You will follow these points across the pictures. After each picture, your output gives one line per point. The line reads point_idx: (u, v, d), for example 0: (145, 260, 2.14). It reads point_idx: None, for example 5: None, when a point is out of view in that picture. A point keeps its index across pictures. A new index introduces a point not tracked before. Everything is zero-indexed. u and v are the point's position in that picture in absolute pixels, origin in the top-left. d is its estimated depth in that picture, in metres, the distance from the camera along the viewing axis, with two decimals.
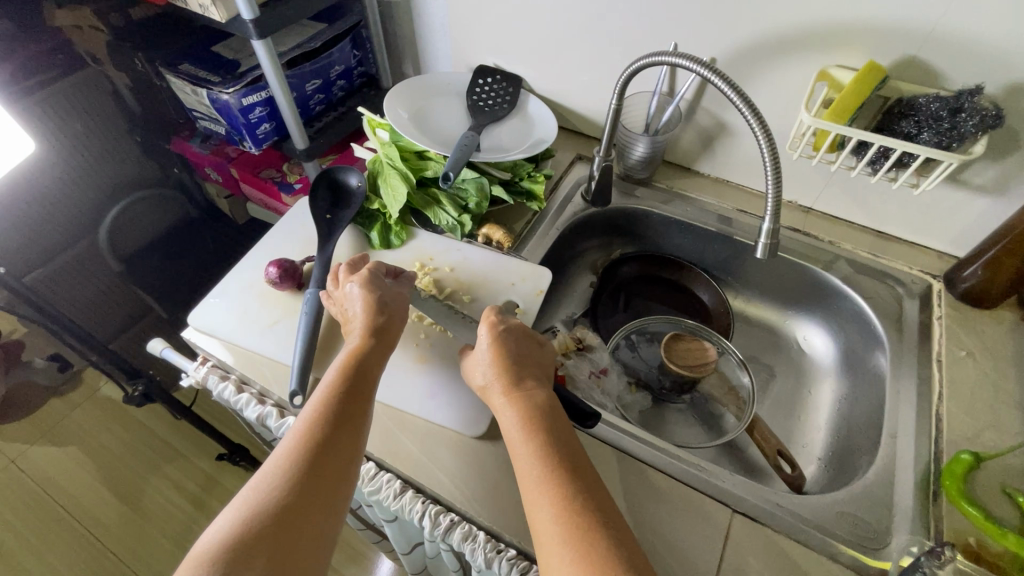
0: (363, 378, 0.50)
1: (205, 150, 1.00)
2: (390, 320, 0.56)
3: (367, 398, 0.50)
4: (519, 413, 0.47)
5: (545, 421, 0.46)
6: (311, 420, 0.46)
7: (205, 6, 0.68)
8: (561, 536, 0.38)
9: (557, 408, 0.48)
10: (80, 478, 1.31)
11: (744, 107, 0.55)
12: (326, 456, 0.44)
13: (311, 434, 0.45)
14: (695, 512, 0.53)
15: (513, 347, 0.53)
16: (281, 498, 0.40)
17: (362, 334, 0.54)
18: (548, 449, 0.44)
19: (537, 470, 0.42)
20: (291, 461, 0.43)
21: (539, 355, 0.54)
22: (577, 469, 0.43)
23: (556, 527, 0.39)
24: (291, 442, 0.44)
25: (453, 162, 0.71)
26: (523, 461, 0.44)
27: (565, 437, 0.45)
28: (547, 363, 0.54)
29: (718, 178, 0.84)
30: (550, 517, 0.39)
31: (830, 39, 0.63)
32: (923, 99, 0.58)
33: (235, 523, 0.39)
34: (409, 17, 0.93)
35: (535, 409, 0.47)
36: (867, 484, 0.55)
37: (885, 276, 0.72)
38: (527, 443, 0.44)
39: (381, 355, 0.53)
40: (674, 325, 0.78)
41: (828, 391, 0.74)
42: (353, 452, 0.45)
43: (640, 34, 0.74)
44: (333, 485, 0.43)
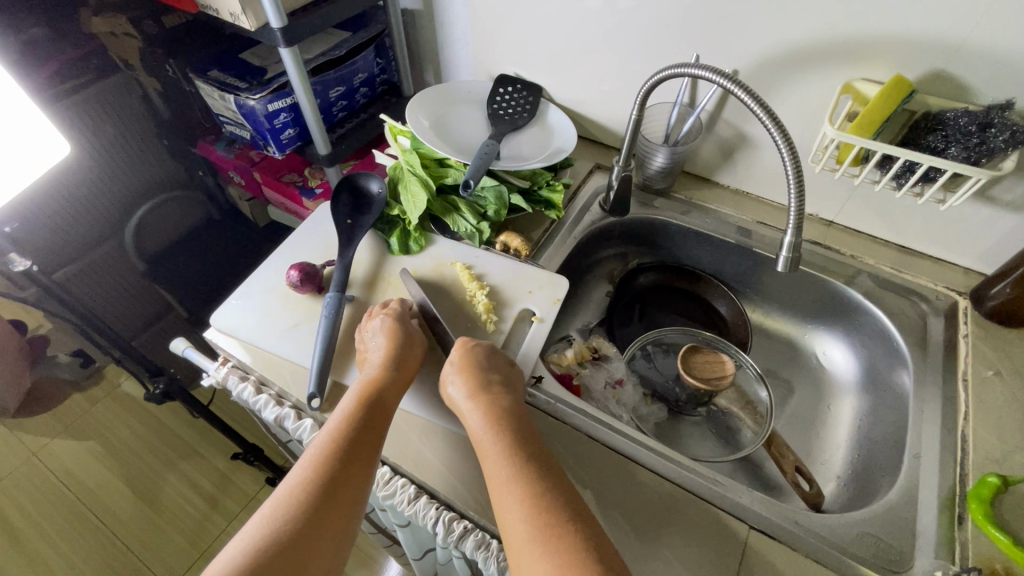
0: (379, 401, 0.51)
1: (229, 153, 1.02)
2: (411, 354, 0.56)
3: (385, 424, 0.51)
4: (482, 416, 0.49)
5: (508, 426, 0.48)
6: (327, 442, 0.47)
7: (235, 15, 0.69)
8: (530, 534, 0.40)
9: (521, 415, 0.50)
10: (98, 472, 1.33)
11: (766, 118, 0.55)
12: (341, 475, 0.45)
13: (327, 454, 0.46)
14: (712, 527, 0.52)
15: (479, 360, 0.56)
16: (296, 517, 0.42)
17: (383, 365, 0.54)
18: (514, 450, 0.46)
19: (502, 473, 0.44)
20: (306, 480, 0.44)
21: (503, 366, 0.57)
22: (543, 471, 0.45)
23: (524, 522, 0.41)
24: (307, 464, 0.46)
25: (473, 171, 0.72)
26: (488, 464, 0.46)
27: (528, 441, 0.48)
28: (511, 376, 0.56)
29: (737, 190, 0.83)
30: (519, 520, 0.41)
31: (854, 52, 0.62)
32: (951, 113, 0.57)
33: (248, 548, 0.40)
34: (432, 27, 0.94)
35: (499, 414, 0.49)
36: (890, 505, 0.54)
37: (909, 292, 0.71)
38: (492, 448, 0.46)
39: (400, 385, 0.54)
40: (691, 336, 0.77)
41: (848, 407, 0.73)
42: (365, 472, 0.47)
43: (662, 45, 0.74)
44: (346, 500, 0.45)
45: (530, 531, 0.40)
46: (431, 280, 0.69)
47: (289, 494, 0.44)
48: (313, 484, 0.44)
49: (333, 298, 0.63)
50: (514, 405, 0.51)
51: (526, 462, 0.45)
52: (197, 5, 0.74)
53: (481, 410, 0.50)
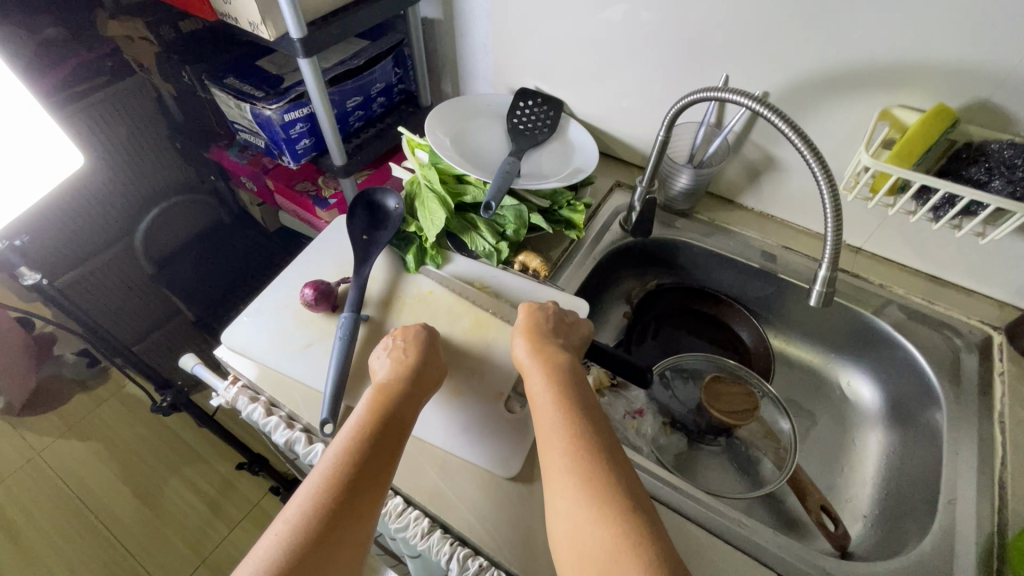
0: (396, 411, 0.50)
1: (242, 159, 1.01)
2: (429, 369, 0.56)
3: (402, 436, 0.49)
4: (544, 374, 0.50)
5: (570, 387, 0.49)
6: (342, 455, 0.45)
7: (254, 25, 0.67)
8: (579, 496, 0.40)
9: (582, 377, 0.51)
10: (101, 474, 1.32)
11: (802, 145, 0.53)
12: (357, 487, 0.44)
13: (343, 466, 0.45)
14: (737, 573, 0.50)
15: (543, 323, 0.57)
16: (312, 533, 0.40)
17: (399, 377, 0.53)
18: (570, 412, 0.46)
19: (558, 430, 0.45)
20: (321, 493, 0.43)
21: (567, 331, 0.57)
22: (600, 435, 0.45)
23: (575, 477, 0.41)
24: (321, 478, 0.44)
25: (493, 191, 0.69)
26: (545, 422, 0.46)
27: (589, 405, 0.47)
28: (576, 336, 0.57)
29: (762, 213, 0.81)
30: (572, 479, 0.41)
31: (893, 77, 0.60)
32: (994, 144, 0.56)
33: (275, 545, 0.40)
34: (452, 37, 0.93)
35: (560, 375, 0.50)
36: (924, 555, 0.52)
37: (941, 325, 0.69)
38: (549, 403, 0.47)
39: (416, 398, 0.53)
40: (713, 364, 0.74)
41: (874, 442, 0.71)
42: (380, 486, 0.45)
43: (690, 64, 0.72)
44: (363, 513, 0.43)
45: (581, 492, 0.40)
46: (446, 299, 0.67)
47: (304, 509, 0.42)
48: (327, 499, 0.42)
49: (348, 318, 0.61)
50: (575, 367, 0.51)
51: (584, 423, 0.45)
52: (217, 13, 0.72)
53: (543, 366, 0.51)
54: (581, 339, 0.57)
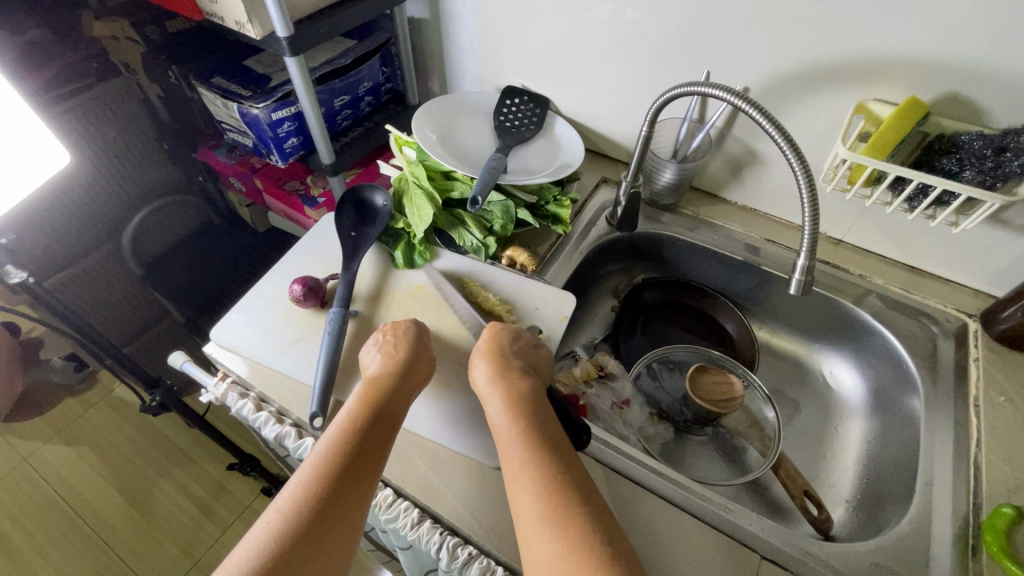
0: (384, 406, 0.50)
1: (230, 160, 1.01)
2: (421, 363, 0.56)
3: (391, 432, 0.50)
4: (504, 402, 0.50)
5: (530, 415, 0.49)
6: (330, 451, 0.46)
7: (241, 24, 0.68)
8: (544, 523, 0.41)
9: (543, 403, 0.51)
10: (90, 479, 1.31)
11: (780, 138, 0.54)
12: (343, 488, 0.43)
13: (329, 464, 0.45)
14: (721, 555, 0.51)
15: (503, 345, 0.57)
16: (294, 534, 0.40)
17: (390, 373, 0.53)
18: (533, 440, 0.47)
19: (522, 459, 0.45)
20: (306, 494, 0.43)
21: (529, 352, 0.57)
22: (564, 459, 0.46)
23: (537, 504, 0.42)
24: (309, 475, 0.44)
25: (480, 186, 0.70)
26: (508, 452, 0.47)
27: (552, 431, 0.48)
28: (536, 359, 0.57)
29: (745, 206, 0.82)
30: (536, 508, 0.42)
31: (868, 72, 0.62)
32: (965, 136, 0.57)
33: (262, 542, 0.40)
34: (439, 36, 0.93)
35: (521, 401, 0.50)
36: (903, 535, 0.53)
37: (919, 314, 0.70)
38: (511, 431, 0.48)
39: (406, 393, 0.53)
40: (698, 355, 0.76)
41: (856, 429, 0.72)
42: (367, 483, 0.45)
43: (672, 60, 0.73)
44: (349, 512, 0.43)
45: (546, 520, 0.41)
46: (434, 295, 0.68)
47: (288, 510, 0.42)
48: (312, 498, 0.42)
49: (336, 313, 0.62)
50: (538, 392, 0.52)
51: (546, 450, 0.46)
52: (203, 12, 0.72)
53: (502, 393, 0.51)
54: (545, 359, 0.58)
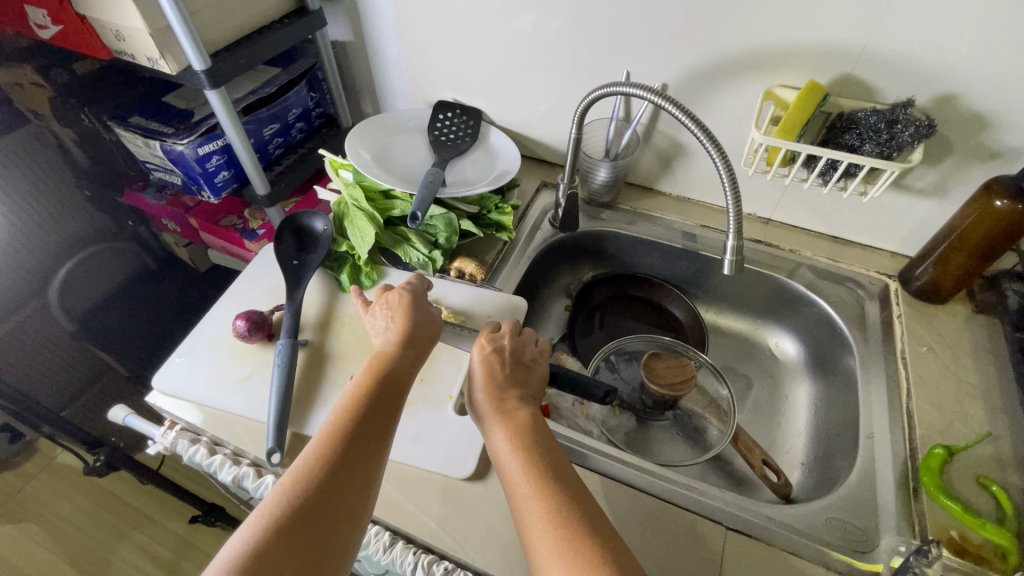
0: (394, 373, 0.48)
1: (160, 201, 0.98)
2: (428, 333, 0.54)
3: (400, 399, 0.48)
4: (507, 431, 0.47)
5: (535, 443, 0.46)
6: (340, 417, 0.44)
7: (153, 60, 0.66)
8: (554, 551, 0.38)
9: (545, 429, 0.48)
10: (36, 557, 1.21)
11: (697, 131, 0.57)
12: (350, 470, 0.41)
13: (339, 440, 0.42)
14: (690, 532, 0.53)
15: (499, 367, 0.53)
16: (308, 497, 0.38)
17: (396, 343, 0.51)
18: (536, 467, 0.44)
19: (530, 486, 0.42)
20: (313, 461, 0.40)
21: (523, 379, 0.54)
22: (570, 488, 0.43)
23: (548, 536, 0.39)
24: (318, 439, 0.42)
25: (419, 201, 0.70)
26: (514, 480, 0.44)
27: (559, 461, 0.45)
28: (532, 384, 0.54)
29: (679, 196, 0.86)
30: (546, 538, 0.39)
31: (771, 61, 0.66)
32: (861, 112, 0.62)
33: (268, 518, 0.37)
34: (366, 58, 0.94)
35: (525, 430, 0.47)
36: (852, 488, 0.56)
37: (846, 280, 0.75)
38: (517, 460, 0.44)
39: (412, 361, 0.51)
40: (651, 342, 0.79)
41: (803, 394, 0.76)
42: (381, 447, 0.44)
43: (594, 64, 0.76)
44: (364, 474, 0.41)
45: (557, 549, 0.38)
46: None
47: (297, 473, 0.39)
48: (323, 460, 0.40)
49: (285, 345, 0.61)
50: (538, 420, 0.49)
51: (553, 477, 0.43)
52: (112, 51, 0.70)
53: (503, 421, 0.48)
54: (538, 379, 0.55)
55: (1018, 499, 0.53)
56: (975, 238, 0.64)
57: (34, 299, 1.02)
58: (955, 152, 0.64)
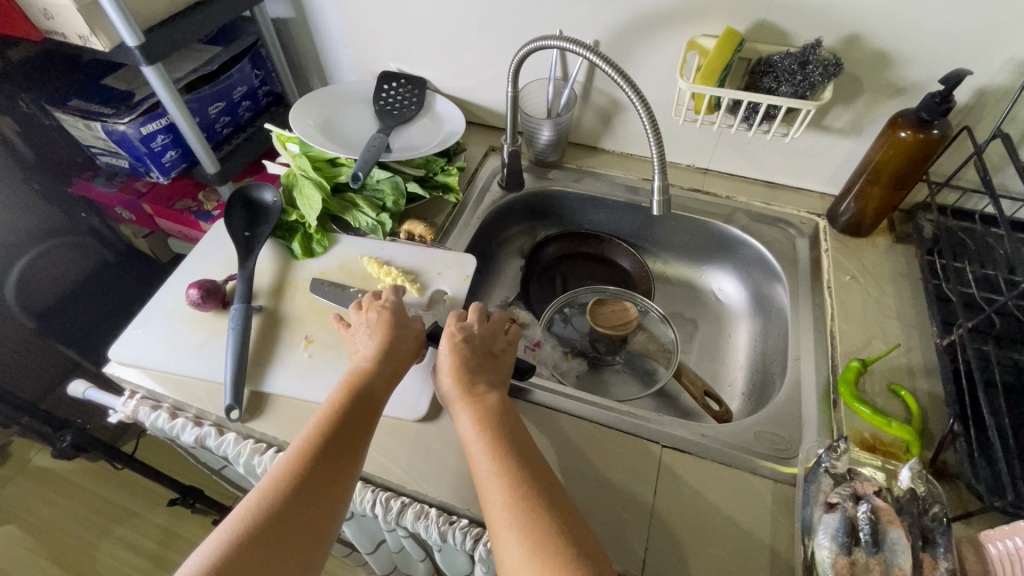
0: (368, 391, 0.51)
1: (111, 188, 0.98)
2: (406, 345, 0.56)
3: (375, 413, 0.50)
4: (473, 416, 0.50)
5: (499, 426, 0.49)
6: (312, 432, 0.46)
7: (84, 37, 0.66)
8: (511, 526, 0.41)
9: (510, 415, 0.51)
10: (18, 557, 1.22)
11: (621, 80, 0.60)
12: (322, 477, 0.44)
13: (311, 449, 0.45)
14: (631, 453, 0.57)
15: (468, 356, 0.56)
16: (281, 502, 0.41)
17: (373, 359, 0.53)
18: (498, 449, 0.47)
19: (493, 467, 0.45)
20: (287, 471, 0.43)
21: (493, 367, 0.57)
22: (533, 469, 0.46)
23: (507, 513, 0.42)
24: (290, 452, 0.45)
25: (362, 164, 0.72)
26: (478, 461, 0.47)
27: (524, 444, 0.48)
28: (498, 370, 0.57)
29: (623, 153, 0.89)
30: (505, 514, 0.42)
31: (692, 11, 0.69)
32: (777, 56, 0.65)
33: (245, 520, 0.40)
34: (308, 32, 0.94)
35: (489, 415, 0.50)
36: (780, 404, 0.61)
37: (779, 221, 0.80)
38: (481, 444, 0.48)
39: (389, 377, 0.53)
40: (599, 293, 0.82)
41: (744, 331, 0.80)
42: (353, 457, 0.46)
43: (528, 24, 0.78)
44: (337, 481, 0.44)
45: (514, 523, 0.41)
46: (359, 269, 0.71)
47: (268, 485, 0.42)
48: (294, 471, 0.43)
49: (238, 309, 0.62)
50: (505, 406, 0.52)
51: (516, 458, 0.46)
52: (42, 31, 0.70)
53: (469, 404, 0.51)
54: (503, 367, 0.58)
55: (925, 401, 0.58)
56: (888, 169, 0.68)
57: None
58: (866, 90, 0.68)
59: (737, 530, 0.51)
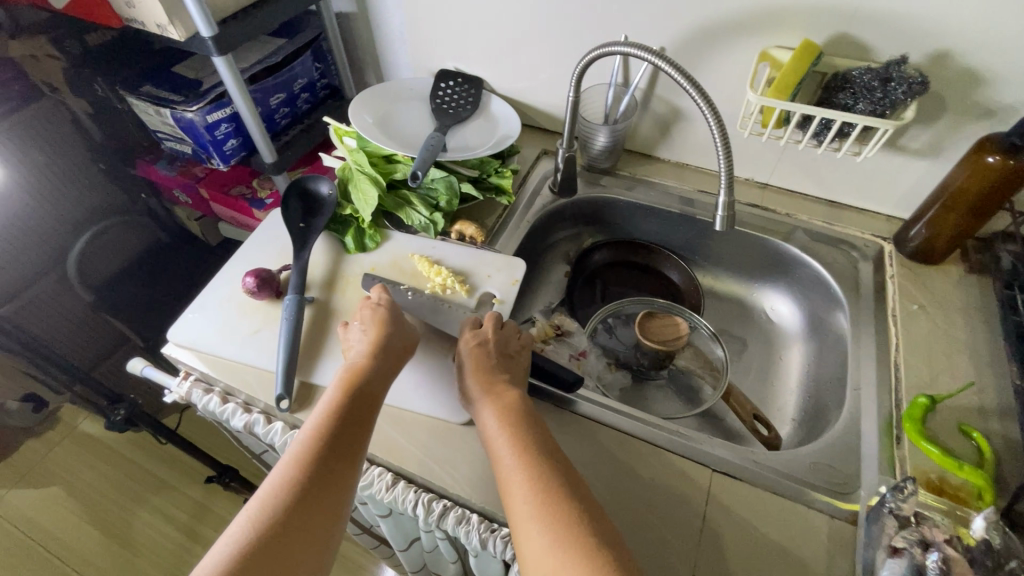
0: (367, 387, 0.51)
1: (171, 171, 1.01)
2: (399, 340, 0.56)
3: (374, 408, 0.51)
4: (495, 413, 0.50)
5: (520, 421, 0.48)
6: (312, 431, 0.47)
7: (162, 27, 0.68)
8: (535, 520, 0.40)
9: (532, 411, 0.51)
10: (63, 518, 1.28)
11: (690, 87, 0.58)
12: (325, 476, 0.44)
13: (314, 447, 0.45)
14: (679, 474, 0.55)
15: (488, 356, 0.55)
16: (287, 501, 0.42)
17: (368, 354, 0.54)
18: (520, 445, 0.46)
19: (514, 463, 0.45)
20: (291, 471, 0.44)
21: (513, 365, 0.56)
22: (556, 463, 0.45)
23: (531, 508, 0.41)
24: (293, 452, 0.45)
25: (420, 162, 0.72)
26: (499, 457, 0.46)
27: (545, 438, 0.48)
28: (520, 370, 0.56)
29: (678, 163, 0.87)
30: (528, 508, 0.41)
31: (767, 21, 0.67)
32: (856, 71, 0.62)
33: (253, 521, 0.41)
34: (368, 28, 0.95)
35: (510, 412, 0.49)
36: (837, 435, 0.58)
37: (840, 243, 0.76)
38: (503, 440, 0.47)
39: (386, 372, 0.54)
40: (646, 304, 0.80)
41: (796, 354, 0.77)
42: (356, 454, 0.47)
43: (593, 28, 0.77)
44: (340, 481, 0.45)
45: (538, 518, 0.40)
46: (409, 268, 0.71)
47: (273, 486, 0.43)
48: (298, 471, 0.44)
49: (292, 300, 0.63)
50: (526, 402, 0.52)
51: (537, 452, 0.45)
52: (122, 19, 0.72)
53: (490, 402, 0.51)
54: (524, 365, 0.57)
55: (998, 445, 0.54)
56: (968, 195, 0.64)
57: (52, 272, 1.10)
58: (951, 110, 0.64)
59: (789, 565, 0.49)
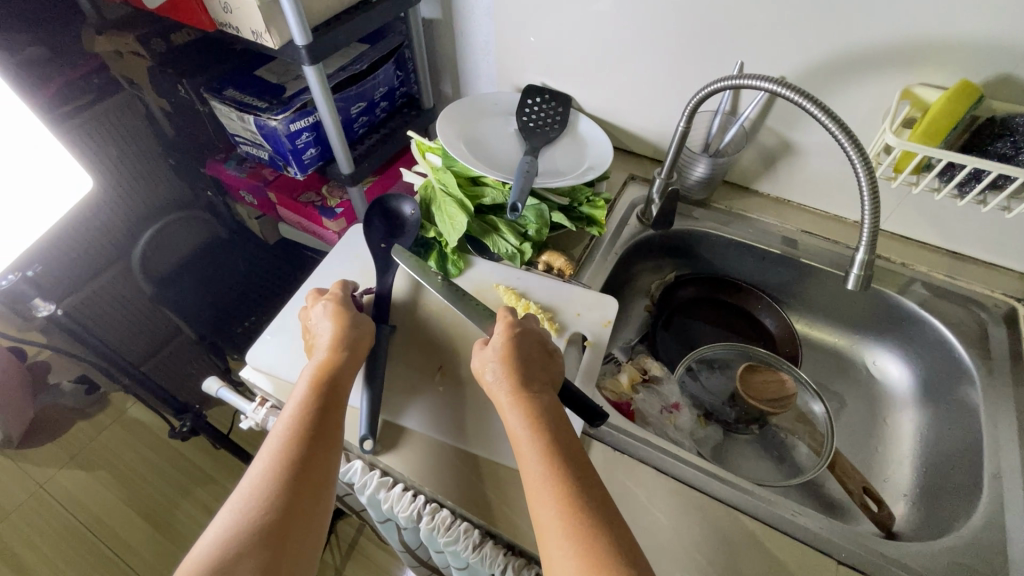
0: (336, 382, 0.51)
1: (241, 172, 1.00)
2: (361, 333, 0.56)
3: (343, 401, 0.51)
4: (524, 413, 0.47)
5: (550, 427, 0.46)
6: (286, 431, 0.47)
7: (258, 33, 0.65)
8: (566, 538, 0.39)
9: (562, 415, 0.48)
10: (109, 503, 1.29)
11: (827, 120, 0.51)
12: (303, 475, 0.44)
13: (292, 448, 0.46)
14: (799, 563, 0.49)
15: (520, 348, 0.53)
16: (269, 504, 0.42)
17: (333, 348, 0.54)
18: (549, 453, 0.44)
19: (544, 473, 0.43)
20: (268, 474, 0.44)
21: (544, 358, 0.54)
22: (584, 475, 0.43)
23: (562, 523, 0.40)
24: (270, 454, 0.45)
25: (518, 192, 0.68)
26: (527, 463, 0.44)
27: (569, 443, 0.46)
28: (554, 369, 0.53)
29: (779, 198, 0.81)
30: (558, 523, 0.40)
31: (913, 56, 0.60)
32: (1020, 118, 0.55)
33: (233, 523, 0.41)
34: (452, 36, 0.91)
35: (541, 415, 0.47)
36: (974, 531, 0.52)
37: (968, 301, 0.69)
38: (533, 444, 0.45)
39: (353, 365, 0.54)
40: (738, 352, 0.74)
41: (907, 421, 0.71)
42: (331, 451, 0.47)
43: (703, 51, 0.71)
44: (318, 477, 0.45)
45: (571, 536, 0.39)
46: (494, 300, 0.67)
47: (251, 489, 0.43)
48: (278, 474, 0.44)
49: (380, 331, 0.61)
50: (554, 403, 0.49)
51: (563, 461, 0.44)
52: (217, 23, 0.69)
53: (520, 401, 0.48)
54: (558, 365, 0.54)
55: None
56: None
57: (116, 263, 1.09)
58: None
59: None
